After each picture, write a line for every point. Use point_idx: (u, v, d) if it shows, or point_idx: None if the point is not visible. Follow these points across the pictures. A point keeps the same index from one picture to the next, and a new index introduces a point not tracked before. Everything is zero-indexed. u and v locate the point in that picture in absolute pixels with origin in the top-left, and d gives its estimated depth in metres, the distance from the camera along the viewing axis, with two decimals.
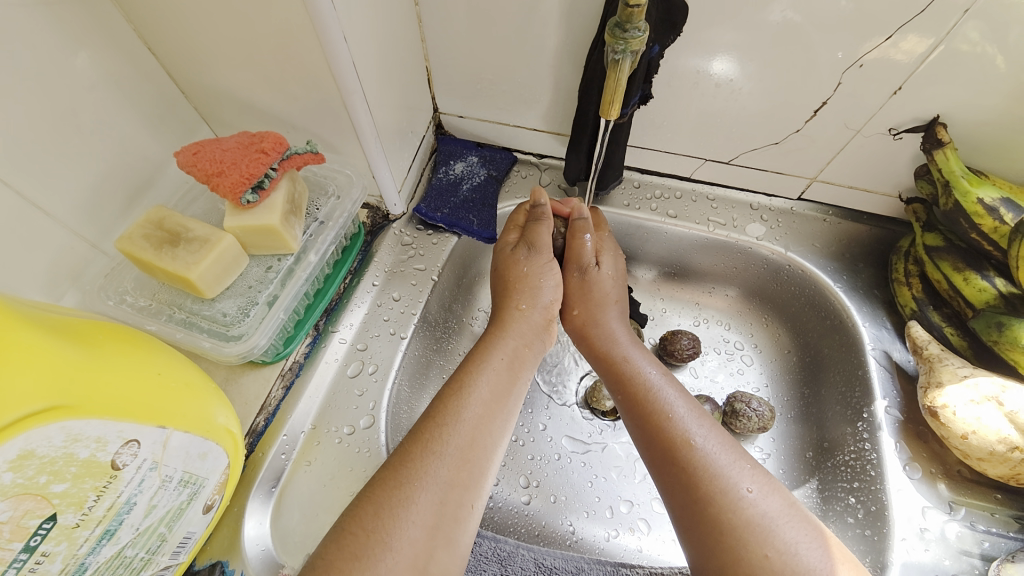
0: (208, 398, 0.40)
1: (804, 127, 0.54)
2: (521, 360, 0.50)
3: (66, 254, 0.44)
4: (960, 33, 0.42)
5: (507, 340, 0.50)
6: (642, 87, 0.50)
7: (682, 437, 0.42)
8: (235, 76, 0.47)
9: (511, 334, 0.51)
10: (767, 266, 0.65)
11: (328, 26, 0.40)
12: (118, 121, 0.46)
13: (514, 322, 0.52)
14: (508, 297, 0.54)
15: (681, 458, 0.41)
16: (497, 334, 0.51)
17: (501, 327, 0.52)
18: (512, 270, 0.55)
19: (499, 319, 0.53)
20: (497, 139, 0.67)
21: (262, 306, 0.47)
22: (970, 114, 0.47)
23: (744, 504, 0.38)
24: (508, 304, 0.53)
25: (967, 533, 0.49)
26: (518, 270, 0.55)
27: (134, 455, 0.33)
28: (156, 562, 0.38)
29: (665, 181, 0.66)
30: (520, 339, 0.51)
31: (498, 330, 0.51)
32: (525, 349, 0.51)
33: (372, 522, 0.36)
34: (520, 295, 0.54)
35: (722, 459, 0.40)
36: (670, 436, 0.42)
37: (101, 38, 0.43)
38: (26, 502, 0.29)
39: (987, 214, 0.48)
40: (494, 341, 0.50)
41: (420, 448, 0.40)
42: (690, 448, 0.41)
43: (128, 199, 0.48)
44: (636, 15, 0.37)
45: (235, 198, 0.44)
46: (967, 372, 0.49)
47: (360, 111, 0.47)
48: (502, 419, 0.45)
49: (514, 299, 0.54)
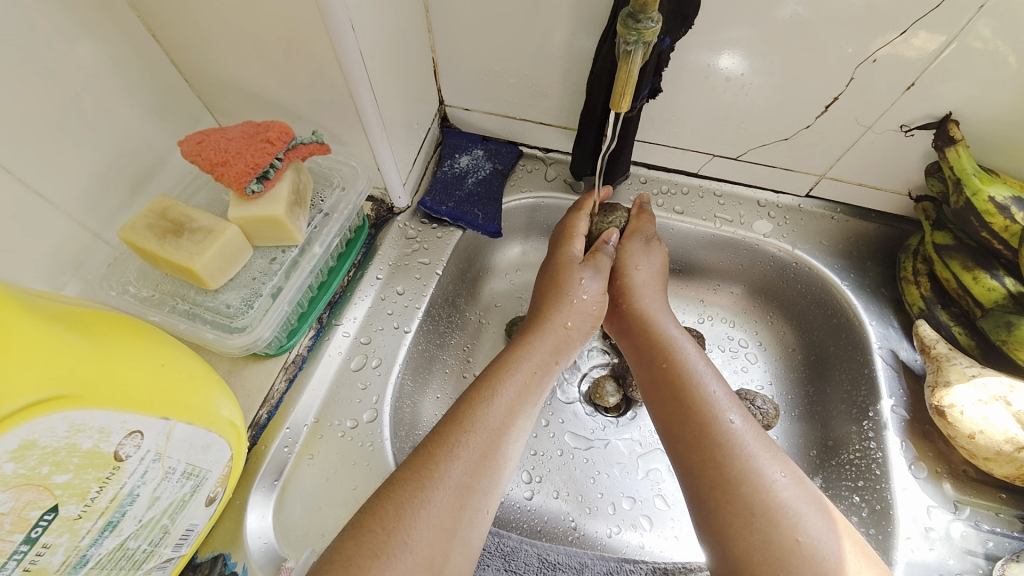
0: (212, 390, 0.39)
1: (814, 124, 0.53)
2: (550, 372, 0.49)
3: (68, 243, 0.44)
4: (974, 30, 0.42)
5: (541, 347, 0.50)
6: (651, 81, 0.49)
7: (718, 417, 0.42)
8: (240, 65, 0.46)
9: (543, 335, 0.51)
10: (773, 264, 0.65)
11: (335, 15, 0.39)
12: (121, 109, 0.45)
13: (554, 334, 0.51)
14: (546, 301, 0.53)
15: (715, 436, 0.41)
16: (530, 338, 0.50)
17: (538, 332, 0.51)
18: (565, 280, 0.53)
19: (538, 327, 0.52)
20: (502, 132, 0.67)
21: (266, 297, 0.47)
22: (983, 112, 0.47)
23: (775, 489, 0.39)
24: (554, 320, 0.52)
25: (972, 533, 0.48)
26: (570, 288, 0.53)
27: (138, 446, 0.33)
28: (159, 553, 0.38)
29: (672, 176, 0.65)
30: (553, 351, 0.50)
31: (531, 332, 0.51)
32: (554, 358, 0.50)
33: (393, 522, 0.36)
34: (569, 312, 0.52)
35: (756, 442, 0.41)
36: (704, 415, 0.43)
37: (103, 24, 0.42)
38: (28, 493, 0.28)
39: (998, 213, 0.48)
40: (527, 345, 0.49)
41: (443, 450, 0.40)
42: (725, 428, 0.42)
43: (132, 189, 0.48)
44: (649, 5, 0.37)
45: (239, 188, 0.43)
46: (975, 372, 0.49)
47: (366, 101, 0.47)
48: (522, 428, 0.45)
49: (563, 316, 0.52)
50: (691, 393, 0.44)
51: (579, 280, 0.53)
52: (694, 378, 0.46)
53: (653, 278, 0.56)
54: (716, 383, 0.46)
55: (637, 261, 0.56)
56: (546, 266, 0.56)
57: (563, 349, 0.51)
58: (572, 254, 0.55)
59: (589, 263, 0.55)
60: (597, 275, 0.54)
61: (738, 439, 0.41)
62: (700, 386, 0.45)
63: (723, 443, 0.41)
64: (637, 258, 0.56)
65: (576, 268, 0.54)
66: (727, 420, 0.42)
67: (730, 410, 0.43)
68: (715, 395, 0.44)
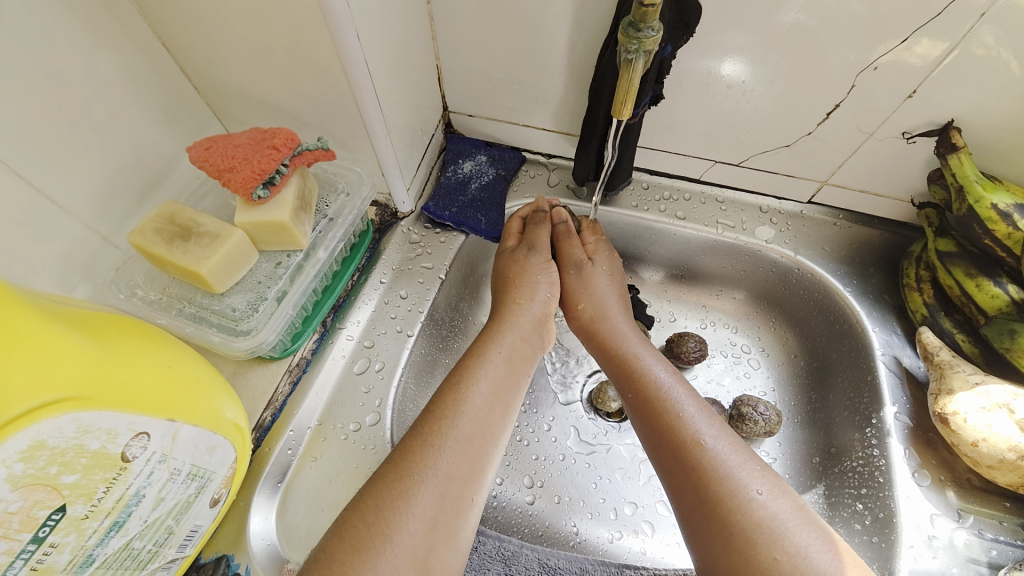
0: (217, 392, 0.40)
1: (816, 130, 0.53)
2: (521, 355, 0.50)
3: (78, 247, 0.44)
4: (975, 37, 0.42)
5: (510, 335, 0.51)
6: (653, 88, 0.50)
7: (694, 439, 0.42)
8: (247, 72, 0.47)
9: (511, 327, 0.52)
10: (775, 270, 0.65)
11: (341, 24, 0.40)
12: (131, 115, 0.46)
13: (514, 316, 0.53)
14: (507, 293, 0.55)
15: (691, 458, 0.41)
16: (499, 327, 0.51)
17: (499, 321, 0.52)
18: (520, 274, 0.56)
19: (499, 313, 0.53)
20: (506, 138, 0.67)
21: (271, 301, 0.47)
22: (986, 119, 0.47)
23: (753, 507, 0.38)
24: (507, 299, 0.54)
25: (975, 542, 0.48)
26: (518, 267, 0.56)
27: (144, 447, 0.34)
28: (163, 554, 0.39)
29: (674, 182, 0.65)
30: (520, 337, 0.51)
31: (496, 324, 0.52)
32: (524, 343, 0.51)
33: (372, 514, 0.36)
34: (519, 289, 0.55)
35: (733, 460, 0.40)
36: (679, 439, 0.42)
37: (115, 31, 0.43)
38: (36, 493, 0.29)
39: (1001, 220, 0.48)
40: (499, 335, 0.50)
41: (421, 441, 0.41)
42: (699, 450, 0.41)
43: (141, 194, 0.49)
44: (650, 15, 0.37)
45: (246, 194, 0.44)
46: (978, 379, 0.49)
47: (371, 108, 0.47)
48: (503, 412, 0.45)
49: (514, 294, 0.54)
50: (665, 417, 0.44)
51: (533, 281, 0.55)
52: (672, 398, 0.46)
53: (610, 294, 0.56)
54: (693, 403, 0.45)
55: (581, 292, 0.56)
56: (496, 262, 0.59)
57: (532, 334, 0.53)
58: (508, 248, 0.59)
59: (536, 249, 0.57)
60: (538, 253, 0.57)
61: (714, 459, 0.41)
62: (673, 409, 0.44)
63: (699, 466, 0.40)
64: (586, 286, 0.56)
65: (520, 255, 0.57)
66: (704, 439, 0.42)
67: (706, 429, 0.43)
68: (689, 416, 0.44)
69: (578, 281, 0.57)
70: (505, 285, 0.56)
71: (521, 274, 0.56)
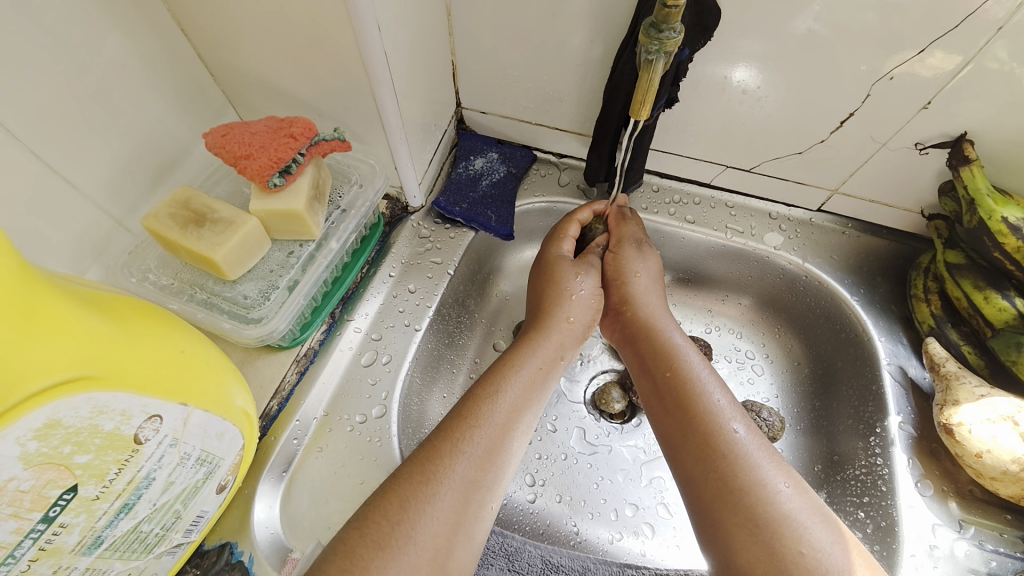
0: (227, 378, 0.40)
1: (828, 138, 0.54)
2: (553, 365, 0.50)
3: (91, 229, 0.44)
4: (990, 52, 0.42)
5: (545, 344, 0.50)
6: (669, 90, 0.50)
7: (722, 429, 0.42)
8: (266, 61, 0.47)
9: (547, 337, 0.51)
10: (783, 277, 0.65)
11: (363, 16, 0.40)
12: (146, 99, 0.46)
13: (554, 326, 0.52)
14: (549, 300, 0.54)
15: (720, 448, 0.41)
16: (534, 336, 0.51)
17: (538, 330, 0.52)
18: (560, 274, 0.55)
19: (540, 322, 0.52)
20: (517, 136, 0.67)
21: (283, 290, 0.47)
22: (999, 133, 0.47)
23: (778, 499, 0.38)
24: (549, 305, 0.53)
25: (976, 552, 0.48)
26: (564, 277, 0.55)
27: (156, 430, 0.34)
28: (168, 539, 0.39)
29: (684, 186, 0.66)
30: (558, 348, 0.51)
31: (533, 333, 0.51)
32: (558, 357, 0.51)
33: (396, 514, 0.36)
34: (564, 302, 0.54)
35: (759, 453, 0.41)
36: (708, 425, 0.42)
37: (134, 14, 0.43)
38: (48, 472, 0.29)
39: (1011, 234, 0.48)
40: (531, 342, 0.50)
41: (448, 445, 0.40)
42: (729, 438, 0.41)
43: (154, 178, 0.49)
44: (672, 16, 0.37)
45: (262, 181, 0.44)
46: (983, 392, 0.49)
47: (388, 101, 0.47)
48: (528, 424, 0.45)
49: (559, 306, 0.53)
50: (695, 404, 0.44)
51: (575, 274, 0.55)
52: (702, 386, 0.45)
53: (653, 282, 0.55)
54: (722, 393, 0.45)
55: (635, 267, 0.55)
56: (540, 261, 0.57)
57: (568, 347, 0.52)
58: (561, 252, 0.57)
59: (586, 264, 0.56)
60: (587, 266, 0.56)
61: (742, 448, 0.41)
62: (704, 396, 0.44)
63: (726, 453, 0.40)
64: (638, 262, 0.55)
65: (568, 264, 0.56)
66: (733, 430, 0.42)
67: (735, 419, 0.43)
68: (719, 404, 0.44)
69: (635, 255, 0.56)
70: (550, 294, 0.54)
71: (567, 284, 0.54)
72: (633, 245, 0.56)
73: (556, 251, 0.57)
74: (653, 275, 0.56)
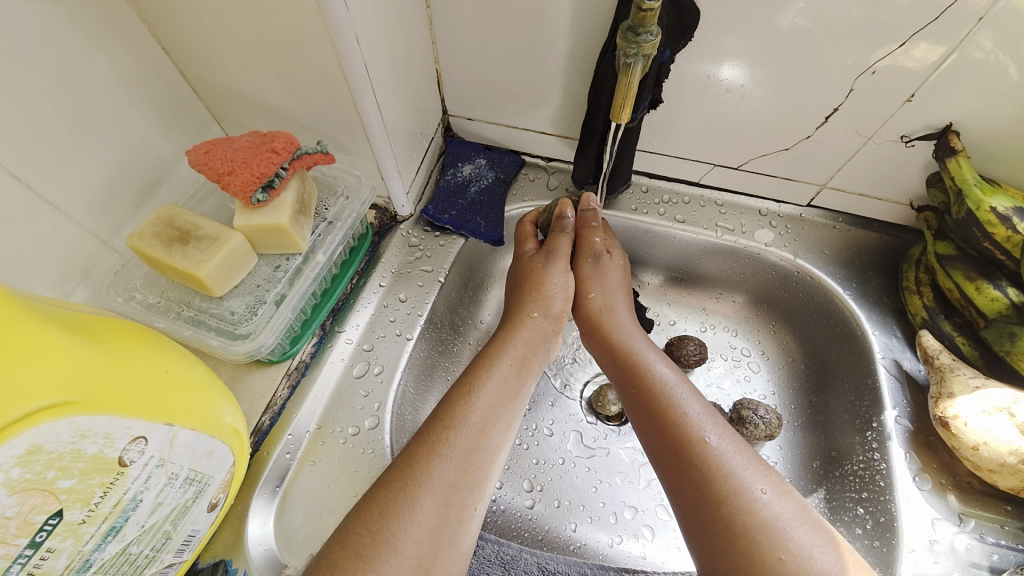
0: (215, 396, 0.40)
1: (815, 134, 0.53)
2: (529, 365, 0.50)
3: (77, 250, 0.44)
4: (973, 41, 0.42)
5: (516, 344, 0.50)
6: (652, 91, 0.50)
7: (696, 437, 0.42)
8: (248, 76, 0.47)
9: (521, 340, 0.51)
10: (775, 273, 0.65)
11: (342, 28, 0.40)
12: (129, 118, 0.46)
13: (524, 327, 0.52)
14: (521, 305, 0.54)
15: (695, 457, 0.41)
16: (507, 338, 0.51)
17: (511, 332, 0.51)
18: (528, 276, 0.55)
19: (510, 323, 0.53)
20: (505, 141, 0.67)
21: (270, 305, 0.47)
22: (985, 123, 0.47)
23: (757, 506, 0.37)
24: (521, 314, 0.53)
25: (976, 546, 0.48)
26: (536, 278, 0.55)
27: (142, 451, 0.33)
28: (160, 559, 0.38)
29: (673, 185, 0.65)
30: (528, 346, 0.51)
31: (507, 335, 0.51)
32: (532, 356, 0.51)
33: (377, 523, 0.36)
34: (534, 303, 0.54)
35: (736, 460, 0.40)
36: (684, 435, 0.42)
37: (115, 33, 0.43)
38: (33, 497, 0.29)
39: (1000, 223, 0.48)
40: (502, 344, 0.50)
41: (425, 449, 0.40)
42: (704, 447, 0.41)
43: (139, 197, 0.49)
44: (648, 19, 0.37)
45: (245, 197, 0.44)
46: (978, 383, 0.49)
47: (371, 111, 0.47)
48: (506, 424, 0.45)
49: (527, 307, 0.53)
50: (668, 415, 0.44)
51: (542, 277, 0.55)
52: (675, 396, 0.45)
53: (618, 290, 0.56)
54: (696, 401, 0.45)
55: (591, 284, 0.55)
56: (515, 267, 0.58)
57: (540, 346, 0.52)
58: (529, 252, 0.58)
59: (555, 257, 0.55)
60: (559, 260, 0.55)
61: (718, 458, 0.40)
62: (677, 405, 0.44)
63: (702, 463, 0.40)
64: (599, 277, 0.56)
65: (534, 264, 0.56)
66: (707, 438, 0.41)
67: (709, 428, 0.42)
68: (693, 414, 0.43)
69: (592, 270, 0.56)
70: (521, 295, 0.55)
71: (539, 287, 0.54)
72: (591, 258, 0.56)
73: (525, 255, 0.58)
74: (618, 285, 0.56)
